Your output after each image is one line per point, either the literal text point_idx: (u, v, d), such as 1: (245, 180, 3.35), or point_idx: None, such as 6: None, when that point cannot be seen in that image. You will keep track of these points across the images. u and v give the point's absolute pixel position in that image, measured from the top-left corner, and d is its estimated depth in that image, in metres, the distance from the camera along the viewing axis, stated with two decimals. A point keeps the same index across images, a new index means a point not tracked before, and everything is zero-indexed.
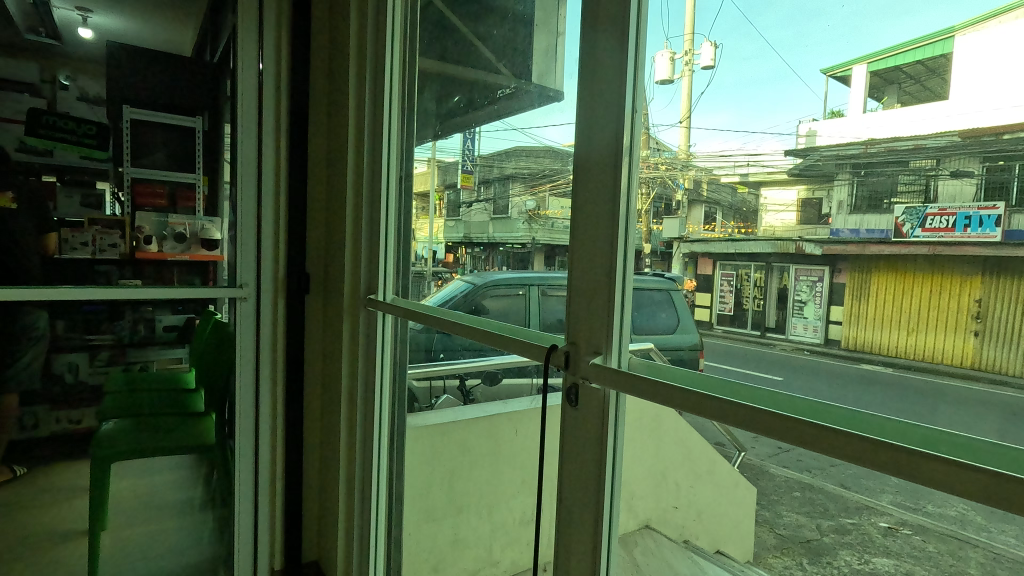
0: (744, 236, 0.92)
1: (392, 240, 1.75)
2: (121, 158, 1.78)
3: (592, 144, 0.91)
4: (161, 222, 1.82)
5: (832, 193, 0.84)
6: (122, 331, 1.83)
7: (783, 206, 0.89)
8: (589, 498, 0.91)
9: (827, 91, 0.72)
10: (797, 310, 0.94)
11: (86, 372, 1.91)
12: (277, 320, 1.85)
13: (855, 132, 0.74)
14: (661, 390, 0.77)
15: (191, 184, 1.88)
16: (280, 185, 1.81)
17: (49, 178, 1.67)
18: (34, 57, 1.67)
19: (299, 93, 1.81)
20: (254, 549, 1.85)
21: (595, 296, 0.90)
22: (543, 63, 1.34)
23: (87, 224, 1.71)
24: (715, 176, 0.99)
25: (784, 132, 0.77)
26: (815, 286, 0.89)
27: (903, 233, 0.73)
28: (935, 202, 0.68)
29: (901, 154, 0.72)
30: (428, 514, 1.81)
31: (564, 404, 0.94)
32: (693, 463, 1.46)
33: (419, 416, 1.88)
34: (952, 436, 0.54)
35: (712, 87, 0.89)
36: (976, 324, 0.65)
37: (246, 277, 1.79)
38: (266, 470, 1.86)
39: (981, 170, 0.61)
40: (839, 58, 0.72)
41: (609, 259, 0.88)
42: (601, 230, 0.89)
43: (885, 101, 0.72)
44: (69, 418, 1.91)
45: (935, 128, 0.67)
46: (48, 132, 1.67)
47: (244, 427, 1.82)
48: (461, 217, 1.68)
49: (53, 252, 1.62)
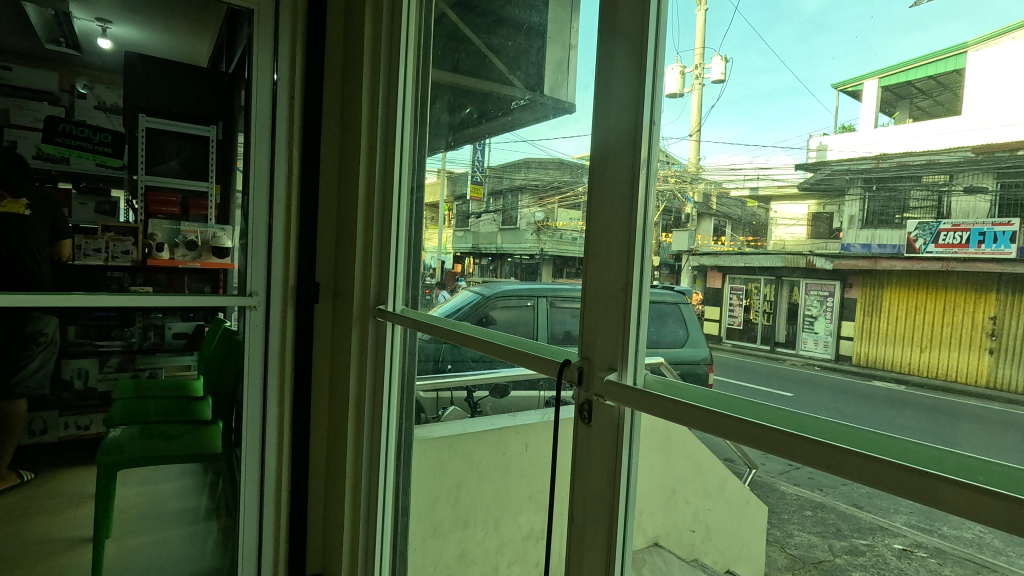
0: (753, 249, 0.84)
1: (404, 252, 1.78)
2: (136, 166, 1.80)
3: (609, 152, 0.95)
4: (174, 231, 1.84)
5: (843, 206, 0.74)
6: (132, 337, 1.84)
7: (791, 220, 0.79)
8: (599, 516, 0.90)
9: (839, 106, 0.73)
10: (806, 325, 0.82)
11: (96, 378, 1.89)
12: (286, 329, 1.85)
13: (865, 147, 0.71)
14: (678, 408, 0.76)
15: (203, 193, 1.89)
16: (291, 194, 1.82)
17: (65, 185, 1.70)
18: (54, 66, 1.68)
19: (312, 103, 1.82)
20: (259, 559, 1.85)
21: (610, 308, 0.93)
22: (554, 75, 1.34)
23: (100, 231, 1.73)
24: (724, 190, 0.89)
25: (795, 146, 0.79)
26: (827, 302, 0.79)
27: (915, 250, 0.67)
28: (948, 218, 0.65)
29: (914, 169, 0.67)
30: (433, 529, 1.79)
31: (577, 419, 0.94)
32: (703, 481, 1.44)
33: (426, 427, 1.86)
34: (990, 464, 0.56)
35: (722, 100, 0.88)
36: (994, 341, 0.61)
37: (256, 285, 1.81)
38: (272, 480, 1.85)
39: (997, 186, 0.60)
40: (852, 72, 0.72)
41: (625, 273, 0.91)
42: (617, 244, 0.93)
43: (896, 116, 0.69)
44: (77, 424, 1.88)
45: (948, 144, 0.64)
46: (64, 140, 1.70)
47: (251, 435, 1.82)
48: (471, 227, 1.69)
49: (66, 257, 1.63)
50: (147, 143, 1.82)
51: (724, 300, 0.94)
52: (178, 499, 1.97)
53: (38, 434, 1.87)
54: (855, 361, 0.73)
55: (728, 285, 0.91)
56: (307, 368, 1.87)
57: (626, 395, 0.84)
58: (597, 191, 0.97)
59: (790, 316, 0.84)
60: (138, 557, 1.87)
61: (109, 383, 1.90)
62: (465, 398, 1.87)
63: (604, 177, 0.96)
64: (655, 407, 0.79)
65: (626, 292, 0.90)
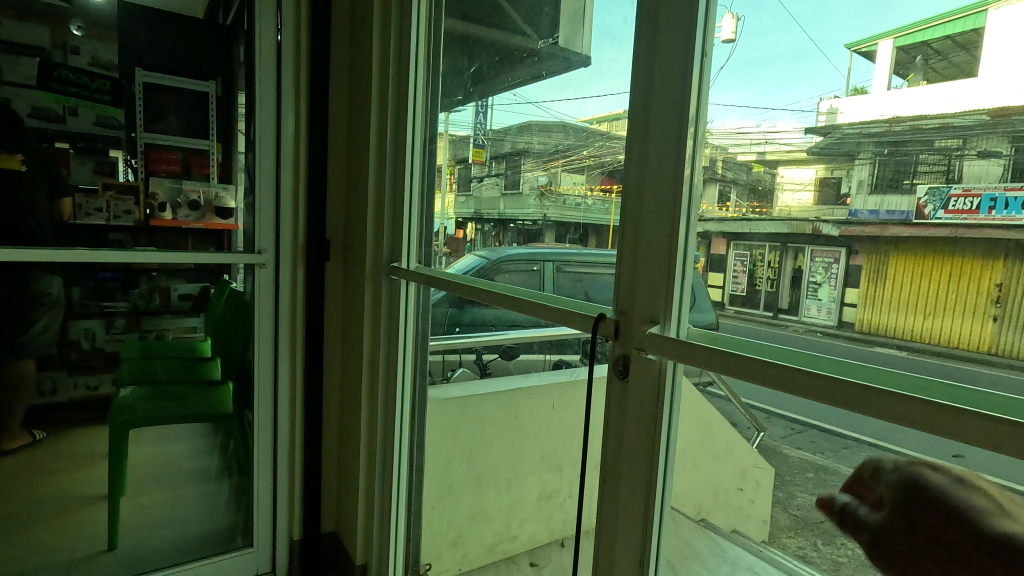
0: (757, 214, 0.83)
1: (417, 218, 1.70)
2: (133, 123, 1.75)
3: (651, 98, 0.89)
4: (176, 189, 1.80)
5: (852, 170, 0.72)
6: (136, 299, 1.84)
7: (799, 185, 0.78)
8: (631, 475, 0.91)
9: (851, 68, 0.72)
10: (810, 291, 0.79)
11: (103, 340, 1.94)
12: (297, 288, 1.83)
13: (876, 110, 0.69)
14: (725, 357, 0.74)
15: (205, 151, 1.84)
16: (299, 151, 1.78)
17: (62, 144, 1.67)
18: (45, 21, 1.63)
19: (319, 52, 1.75)
20: (274, 518, 1.88)
21: (656, 260, 0.89)
22: (568, 25, 1.28)
23: (101, 190, 1.70)
24: (732, 155, 0.87)
25: (804, 109, 0.77)
26: (831, 268, 0.76)
27: (924, 216, 0.65)
28: (958, 183, 0.62)
29: (927, 132, 0.65)
30: (447, 489, 1.83)
31: (611, 374, 0.93)
32: (714, 445, 1.43)
33: (439, 389, 1.87)
34: None
35: (731, 62, 0.85)
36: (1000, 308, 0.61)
37: (264, 243, 1.79)
38: (286, 441, 1.88)
39: (1011, 150, 0.59)
40: (865, 33, 0.71)
41: (671, 221, 0.86)
42: (662, 195, 0.87)
43: (910, 79, 0.66)
44: (87, 383, 2.00)
45: (963, 107, 0.62)
46: (60, 86, 1.65)
47: (264, 398, 1.84)
48: (473, 192, 1.72)
49: (67, 216, 1.63)
50: (144, 98, 1.76)
51: (727, 267, 0.88)
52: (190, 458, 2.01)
53: (49, 394, 2.00)
54: (857, 328, 0.72)
55: (732, 251, 0.88)
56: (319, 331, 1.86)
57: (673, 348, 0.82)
58: (643, 143, 0.90)
59: (793, 285, 0.81)
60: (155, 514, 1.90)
61: (115, 344, 1.93)
62: (474, 359, 2.02)
63: (652, 121, 0.88)
64: (703, 356, 0.77)
65: (673, 242, 0.86)
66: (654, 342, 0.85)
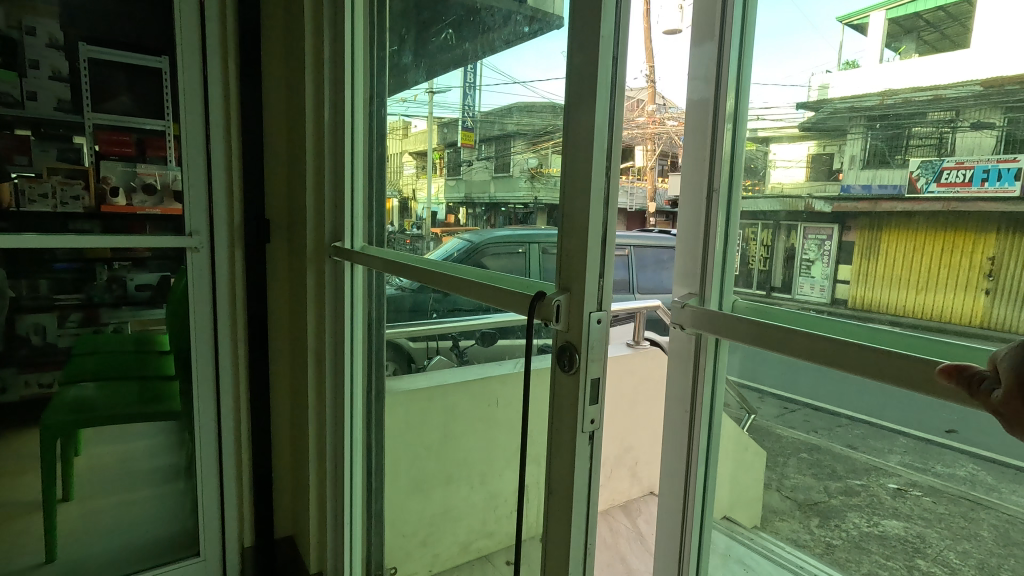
0: (750, 195, 0.80)
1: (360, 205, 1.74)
2: (81, 103, 1.67)
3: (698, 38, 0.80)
4: (129, 173, 1.72)
5: (845, 146, 0.69)
6: (94, 290, 1.74)
7: (792, 162, 0.75)
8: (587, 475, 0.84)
9: (843, 41, 0.68)
10: (803, 269, 0.73)
11: (56, 334, 1.73)
12: (237, 274, 1.82)
13: (870, 85, 0.66)
14: (780, 333, 0.64)
15: (161, 131, 1.74)
16: (230, 142, 1.77)
17: (22, 131, 1.60)
18: None
19: (249, 31, 1.73)
20: (222, 521, 1.92)
21: (609, 224, 0.81)
22: None
23: (46, 174, 1.63)
24: None
25: (797, 83, 0.73)
26: (825, 246, 0.71)
27: (917, 189, 0.61)
28: (951, 155, 0.58)
29: (918, 105, 0.61)
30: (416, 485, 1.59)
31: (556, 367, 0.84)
32: None
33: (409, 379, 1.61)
34: None
35: None
36: (991, 282, 0.56)
37: (197, 225, 1.76)
38: (232, 438, 1.89)
39: (1004, 121, 0.55)
40: (854, 7, 0.66)
41: (711, 181, 0.80)
42: (698, 149, 0.81)
43: (902, 51, 0.62)
44: (40, 382, 1.73)
45: (956, 77, 0.58)
46: None
47: (204, 397, 1.83)
48: (462, 174, 1.41)
49: (9, 204, 1.56)
50: (90, 75, 1.67)
51: None
52: (149, 458, 1.89)
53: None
54: (851, 304, 0.66)
55: None
56: (263, 316, 1.87)
57: (722, 322, 0.73)
58: (573, 111, 0.81)
59: (786, 262, 0.76)
60: (106, 518, 1.86)
61: (69, 338, 1.75)
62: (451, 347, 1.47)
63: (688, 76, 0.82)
64: (759, 333, 0.67)
65: (711, 205, 0.80)
66: (693, 315, 0.79)
